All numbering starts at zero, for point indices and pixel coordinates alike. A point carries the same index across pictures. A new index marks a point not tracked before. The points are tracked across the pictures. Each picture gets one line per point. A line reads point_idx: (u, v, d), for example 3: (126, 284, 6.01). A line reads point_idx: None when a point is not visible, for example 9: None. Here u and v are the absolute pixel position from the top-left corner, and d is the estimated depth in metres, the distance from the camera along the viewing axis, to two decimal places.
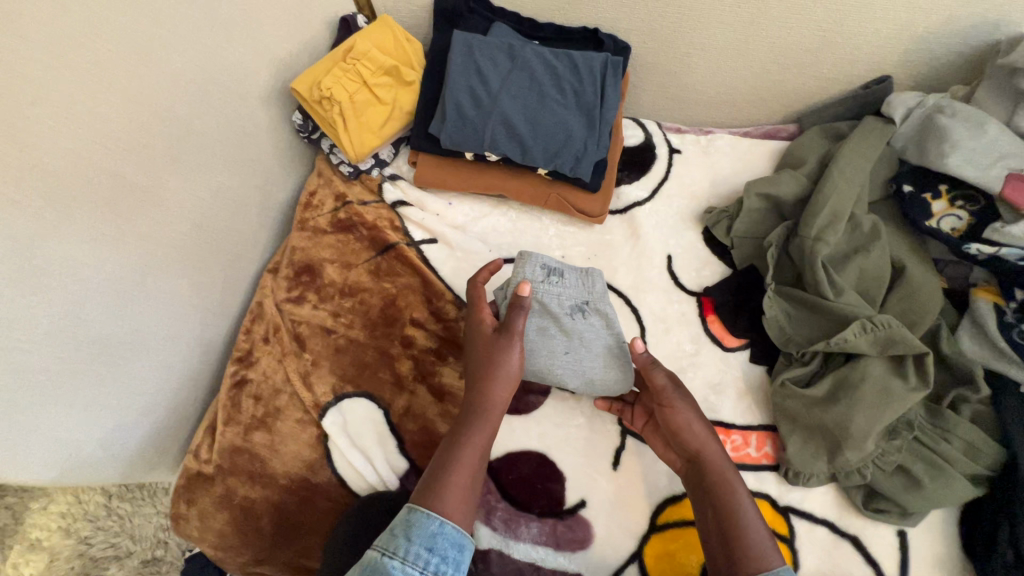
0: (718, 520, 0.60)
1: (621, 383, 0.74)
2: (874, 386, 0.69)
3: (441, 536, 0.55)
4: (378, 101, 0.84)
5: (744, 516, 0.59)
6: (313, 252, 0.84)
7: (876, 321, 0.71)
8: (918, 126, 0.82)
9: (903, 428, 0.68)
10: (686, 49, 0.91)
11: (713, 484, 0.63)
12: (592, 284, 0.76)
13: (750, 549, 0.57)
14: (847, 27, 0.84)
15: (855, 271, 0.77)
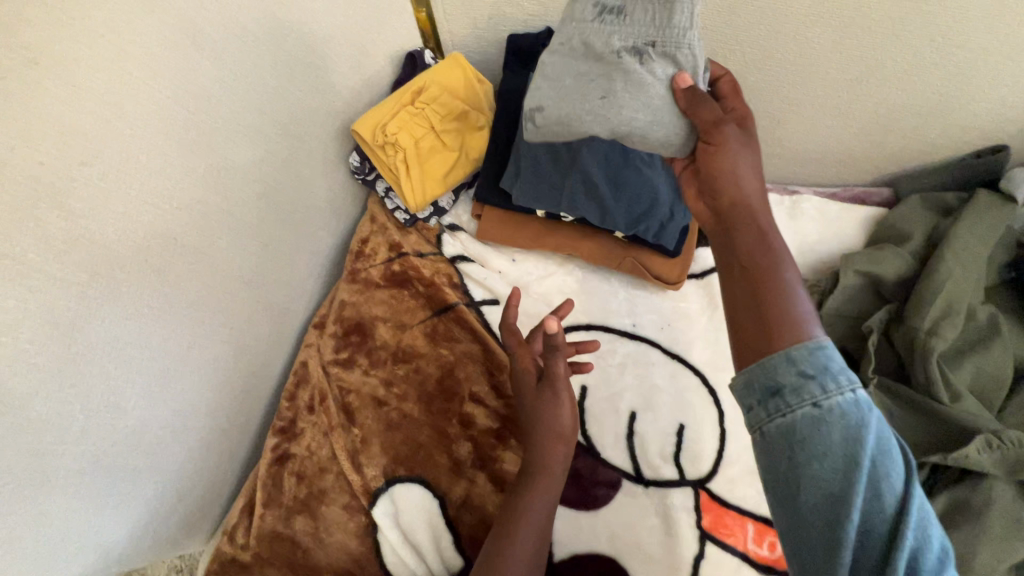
0: (742, 277, 0.43)
1: (664, 154, 0.53)
2: (1003, 515, 0.60)
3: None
4: (444, 147, 0.77)
5: (795, 308, 0.40)
6: (364, 309, 0.77)
7: (1003, 438, 0.62)
8: None
9: None
10: (779, 104, 0.83)
11: (751, 251, 0.44)
12: (667, 14, 0.51)
13: (786, 308, 0.39)
14: (967, 93, 0.75)
15: (971, 372, 0.69)
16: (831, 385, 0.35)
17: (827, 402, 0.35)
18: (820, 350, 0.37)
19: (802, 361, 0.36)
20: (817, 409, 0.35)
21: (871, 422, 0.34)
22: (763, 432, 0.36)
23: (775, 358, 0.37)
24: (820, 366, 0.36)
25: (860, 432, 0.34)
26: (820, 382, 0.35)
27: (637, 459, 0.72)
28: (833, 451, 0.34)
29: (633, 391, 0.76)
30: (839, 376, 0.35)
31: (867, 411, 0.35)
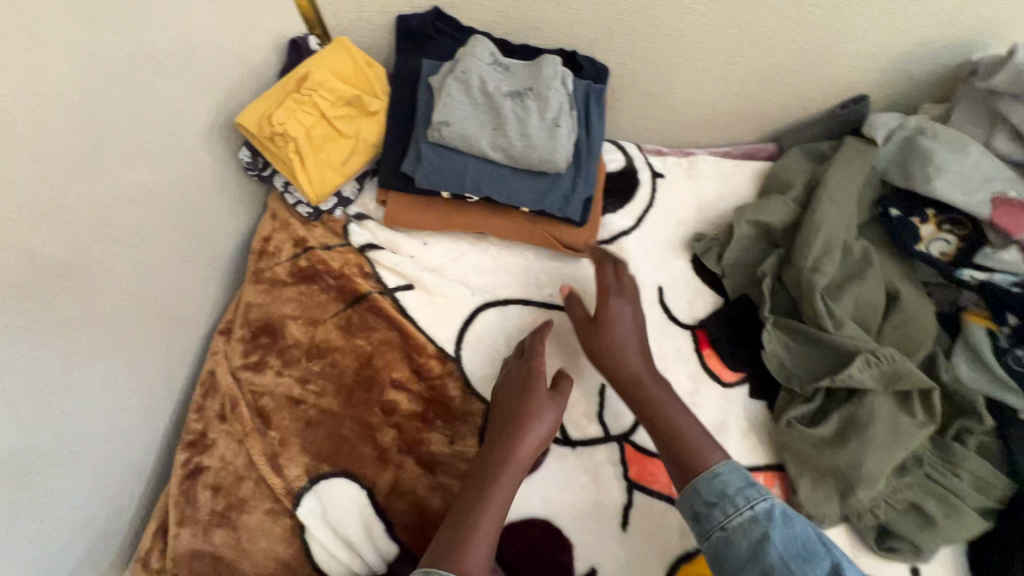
0: (669, 440, 0.64)
1: (540, 161, 0.71)
2: (884, 424, 0.67)
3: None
4: (338, 134, 0.75)
5: (685, 431, 0.63)
6: (273, 308, 0.74)
7: (880, 355, 0.69)
8: (901, 147, 0.81)
9: (912, 464, 0.67)
10: (667, 71, 0.87)
11: (639, 401, 0.67)
12: (540, 72, 0.72)
13: (689, 447, 0.62)
14: (827, 49, 0.82)
15: (851, 301, 0.75)
16: (729, 508, 0.57)
17: (730, 523, 0.56)
18: (717, 478, 0.59)
19: (705, 491, 0.59)
20: (725, 531, 0.56)
21: (771, 531, 0.54)
22: (709, 539, 0.57)
23: (688, 488, 0.60)
24: (718, 492, 0.58)
25: (761, 541, 0.54)
26: (720, 506, 0.57)
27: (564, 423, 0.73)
28: (746, 556, 0.54)
29: (555, 359, 0.78)
30: (734, 497, 0.57)
31: (766, 519, 0.55)
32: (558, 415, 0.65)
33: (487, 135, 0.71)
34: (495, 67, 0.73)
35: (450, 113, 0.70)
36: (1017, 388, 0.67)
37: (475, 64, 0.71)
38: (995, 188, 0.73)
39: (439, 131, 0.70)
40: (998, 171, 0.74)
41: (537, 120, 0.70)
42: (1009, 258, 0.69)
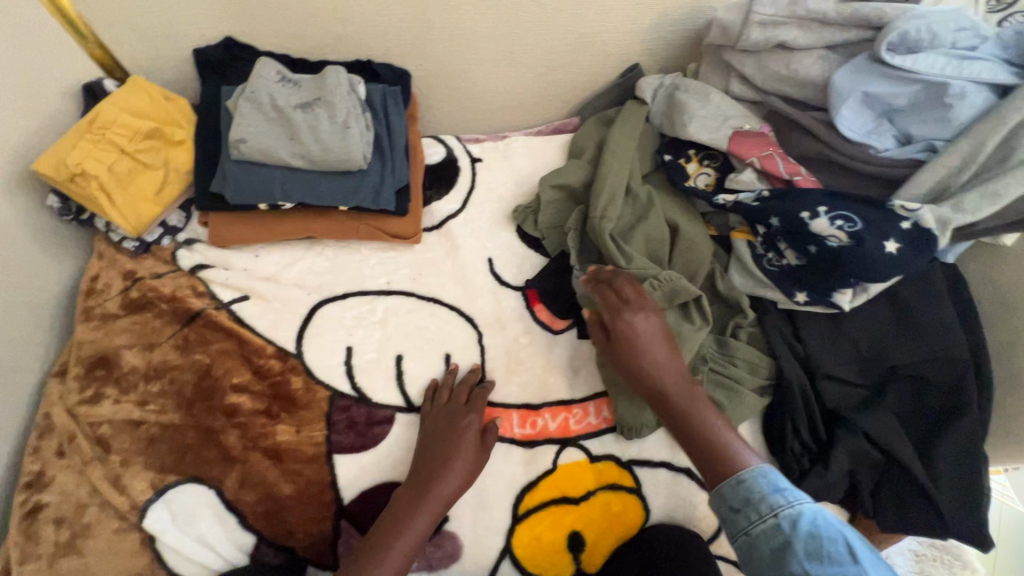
0: (702, 441, 0.66)
1: (339, 162, 0.78)
2: (669, 335, 0.78)
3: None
4: (145, 166, 0.79)
5: (721, 444, 0.65)
6: (105, 342, 0.76)
7: (661, 277, 0.80)
8: (665, 102, 0.94)
9: (699, 364, 0.78)
10: (463, 67, 0.97)
11: (681, 416, 0.69)
12: (326, 82, 0.80)
13: (723, 448, 0.65)
14: (591, 30, 0.95)
15: (640, 238, 0.86)
16: (754, 514, 0.57)
17: (755, 529, 0.56)
18: (743, 485, 0.60)
19: (730, 497, 0.60)
20: (750, 535, 0.56)
21: (792, 535, 0.53)
22: (737, 547, 0.58)
23: (716, 502, 0.61)
24: (742, 500, 0.59)
25: (778, 540, 0.54)
26: (745, 512, 0.58)
27: (408, 392, 0.80)
28: (765, 558, 0.54)
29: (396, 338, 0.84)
30: (758, 505, 0.57)
31: (789, 527, 0.54)
32: (473, 450, 0.72)
33: (285, 146, 0.77)
34: (283, 83, 0.80)
35: (245, 130, 0.76)
36: (770, 282, 0.80)
37: (261, 84, 0.78)
38: (732, 124, 0.86)
39: (237, 149, 0.76)
40: (733, 110, 0.87)
41: (327, 124, 0.78)
42: (746, 178, 0.82)
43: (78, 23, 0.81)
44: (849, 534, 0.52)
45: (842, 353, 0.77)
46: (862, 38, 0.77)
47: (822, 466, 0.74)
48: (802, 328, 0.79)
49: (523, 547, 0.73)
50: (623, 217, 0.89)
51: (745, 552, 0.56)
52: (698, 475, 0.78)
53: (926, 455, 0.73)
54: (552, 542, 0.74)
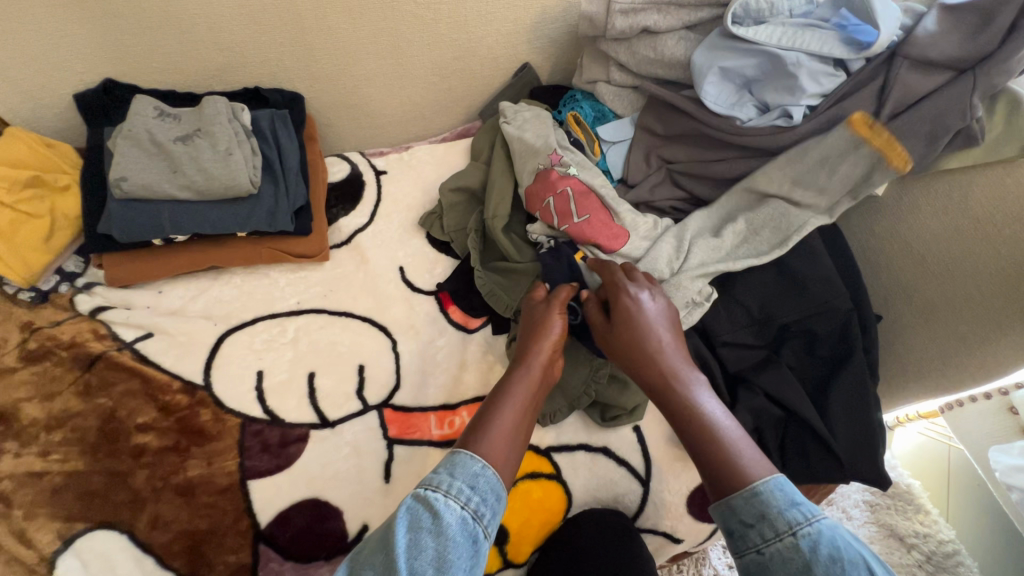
0: (702, 441, 0.60)
1: (226, 189, 0.79)
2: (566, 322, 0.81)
3: (485, 480, 0.55)
4: (28, 216, 0.79)
5: (724, 438, 0.59)
6: (3, 396, 0.75)
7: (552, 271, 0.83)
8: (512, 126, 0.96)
9: None
10: (354, 83, 0.98)
11: (677, 414, 0.63)
12: (205, 112, 0.81)
13: (724, 447, 0.58)
14: (473, 34, 0.97)
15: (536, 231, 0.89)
16: (767, 532, 0.51)
17: (768, 549, 0.51)
18: (755, 498, 0.53)
19: (742, 510, 0.54)
20: (761, 553, 0.51)
21: (812, 560, 0.48)
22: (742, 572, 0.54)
23: (734, 520, 0.54)
24: (756, 516, 0.52)
25: (789, 566, 0.49)
26: (759, 528, 0.52)
27: (321, 408, 0.80)
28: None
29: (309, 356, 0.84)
30: (775, 521, 0.51)
31: (809, 549, 0.49)
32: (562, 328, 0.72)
33: (168, 180, 0.78)
34: (162, 118, 0.80)
35: (124, 168, 0.76)
36: None
37: (139, 121, 0.78)
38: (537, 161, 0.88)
39: (120, 187, 0.76)
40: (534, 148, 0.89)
41: (210, 153, 0.79)
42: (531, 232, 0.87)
43: None
44: (868, 557, 0.48)
45: (735, 320, 0.79)
46: (714, 15, 0.82)
47: None
48: None
49: None
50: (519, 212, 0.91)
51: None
52: (616, 453, 0.79)
53: (822, 402, 0.76)
54: None
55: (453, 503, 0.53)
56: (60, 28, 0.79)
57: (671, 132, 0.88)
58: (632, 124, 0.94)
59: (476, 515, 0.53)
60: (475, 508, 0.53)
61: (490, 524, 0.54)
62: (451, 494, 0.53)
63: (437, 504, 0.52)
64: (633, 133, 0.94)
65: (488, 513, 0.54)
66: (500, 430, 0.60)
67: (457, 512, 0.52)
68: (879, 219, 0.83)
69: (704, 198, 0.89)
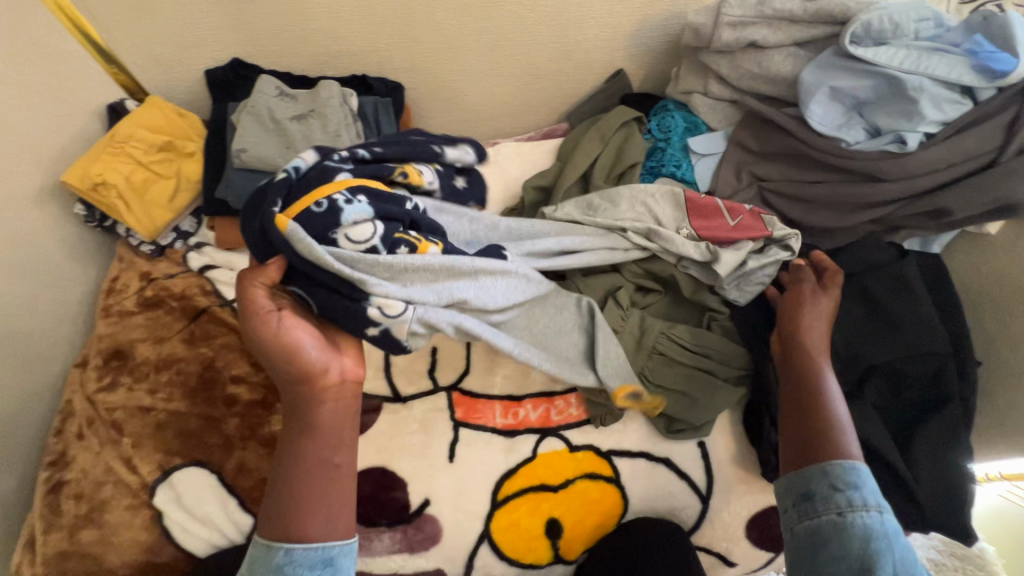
0: (800, 415, 0.64)
1: None
2: (633, 330, 0.81)
3: (306, 558, 0.54)
4: (158, 176, 0.87)
5: (832, 418, 0.62)
6: (121, 336, 0.83)
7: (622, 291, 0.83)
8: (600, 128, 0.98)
9: (669, 357, 0.79)
10: (451, 77, 1.02)
11: (801, 377, 0.66)
12: (319, 94, 0.87)
13: (828, 424, 0.61)
14: (572, 37, 0.98)
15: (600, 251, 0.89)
16: (855, 500, 0.55)
17: (850, 515, 0.54)
18: (853, 471, 0.57)
19: (834, 477, 0.57)
20: (840, 516, 0.55)
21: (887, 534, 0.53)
22: (794, 533, 0.57)
23: (814, 472, 0.58)
24: (849, 483, 0.56)
25: (870, 537, 0.53)
26: (846, 494, 0.56)
27: (394, 382, 0.84)
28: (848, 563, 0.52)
29: None
30: (866, 495, 0.55)
31: (884, 526, 0.54)
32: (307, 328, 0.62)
33: (280, 154, 0.84)
34: (281, 97, 0.87)
35: (245, 141, 0.83)
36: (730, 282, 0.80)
37: (261, 99, 0.85)
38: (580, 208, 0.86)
39: (239, 158, 0.83)
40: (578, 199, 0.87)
41: (321, 132, 0.84)
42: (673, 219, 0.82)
43: (103, 48, 0.90)
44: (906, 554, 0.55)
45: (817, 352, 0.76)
46: (829, 33, 0.80)
47: None
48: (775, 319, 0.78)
49: (500, 532, 0.75)
50: None
51: (824, 536, 0.54)
52: (678, 465, 0.79)
53: (906, 443, 0.72)
54: (530, 529, 0.76)
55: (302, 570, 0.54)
56: (203, 10, 0.88)
57: (765, 149, 0.88)
58: (725, 138, 0.94)
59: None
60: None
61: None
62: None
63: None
64: (724, 147, 0.93)
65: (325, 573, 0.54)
66: (313, 490, 0.57)
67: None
68: (989, 259, 0.79)
69: (795, 219, 0.85)
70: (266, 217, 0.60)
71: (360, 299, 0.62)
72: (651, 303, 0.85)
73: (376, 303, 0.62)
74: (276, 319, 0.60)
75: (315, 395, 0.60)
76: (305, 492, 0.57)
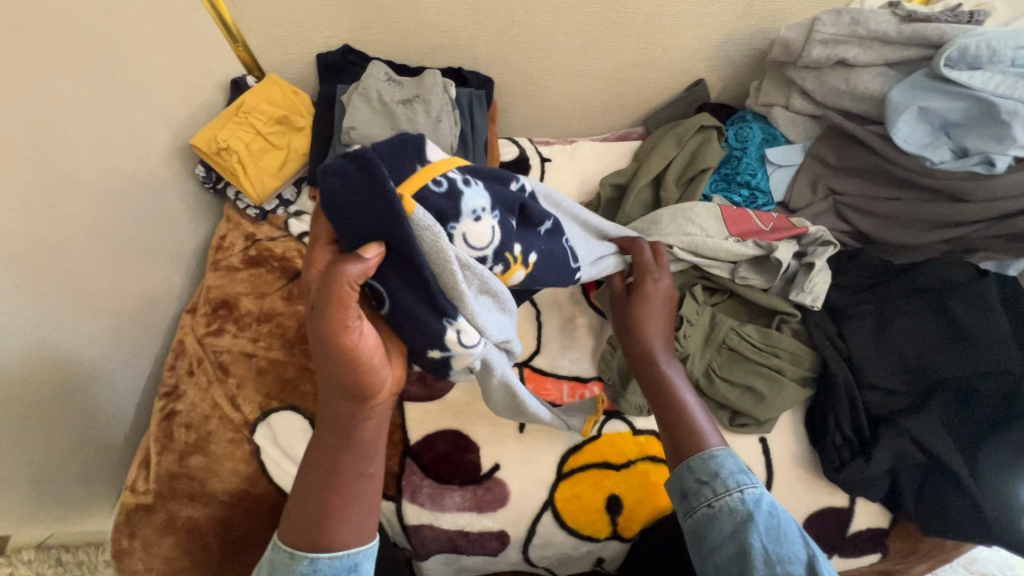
0: (664, 409, 0.65)
1: None
2: (704, 327, 0.86)
3: (324, 566, 0.51)
4: (272, 146, 0.96)
5: (688, 416, 0.63)
6: (228, 288, 0.91)
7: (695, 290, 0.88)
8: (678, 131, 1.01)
9: (738, 355, 0.84)
10: (540, 75, 1.08)
11: (660, 396, 0.66)
12: (423, 82, 0.94)
13: (683, 425, 0.62)
14: (660, 45, 1.03)
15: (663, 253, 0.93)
16: (717, 488, 0.54)
17: (715, 504, 0.54)
18: (712, 460, 0.57)
19: (698, 470, 0.57)
20: (711, 508, 0.54)
21: (754, 512, 0.52)
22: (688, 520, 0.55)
23: (682, 468, 0.58)
24: (711, 472, 0.56)
25: (738, 520, 0.52)
26: (710, 485, 0.55)
27: None
28: (724, 534, 0.52)
29: None
30: (723, 480, 0.55)
31: (752, 505, 0.52)
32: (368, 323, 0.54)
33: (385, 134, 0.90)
34: (389, 83, 0.94)
35: (355, 120, 0.90)
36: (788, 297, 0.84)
37: (372, 83, 0.93)
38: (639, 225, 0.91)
39: (347, 134, 0.90)
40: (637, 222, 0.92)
41: (424, 117, 0.91)
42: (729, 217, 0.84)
43: (231, 28, 0.99)
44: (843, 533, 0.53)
45: (887, 362, 0.79)
46: (923, 55, 0.82)
47: (863, 459, 0.75)
48: (844, 326, 0.82)
49: (564, 502, 0.80)
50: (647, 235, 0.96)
51: (704, 534, 0.53)
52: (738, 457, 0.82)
53: (972, 457, 0.74)
54: (591, 502, 0.80)
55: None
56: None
57: (844, 163, 0.91)
58: (802, 150, 0.97)
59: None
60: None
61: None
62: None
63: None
64: (802, 160, 0.96)
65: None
66: (341, 491, 0.53)
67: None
68: None
69: (868, 233, 0.88)
70: (394, 195, 0.48)
71: (442, 314, 0.56)
72: (717, 304, 0.90)
73: (456, 329, 0.57)
74: (350, 325, 0.50)
75: (353, 404, 0.54)
76: (332, 491, 0.53)
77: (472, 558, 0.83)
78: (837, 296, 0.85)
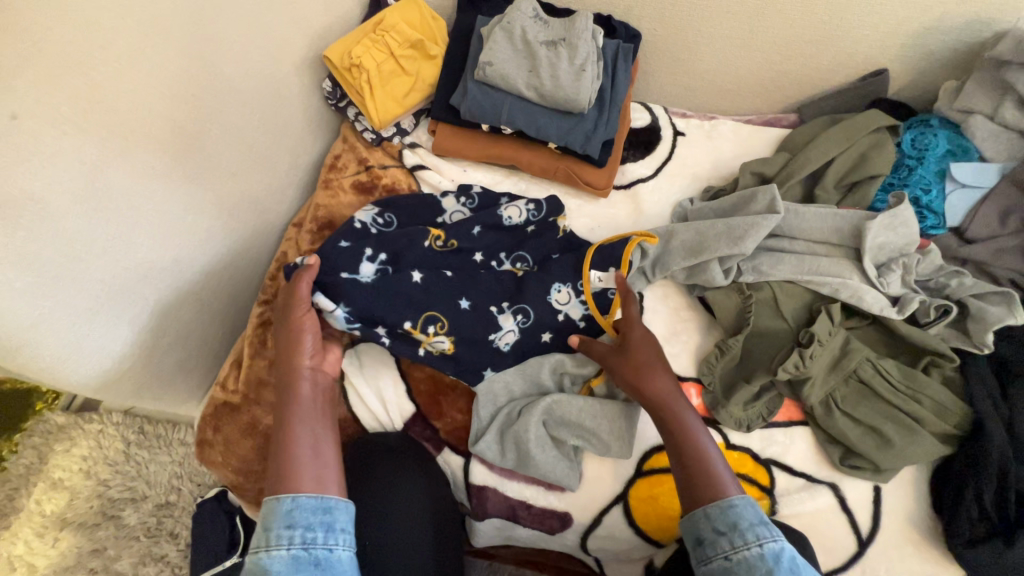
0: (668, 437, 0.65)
1: (564, 100, 0.84)
2: (833, 351, 0.76)
3: (300, 508, 0.58)
4: (402, 72, 0.92)
5: (694, 457, 0.63)
6: (335, 209, 0.89)
7: (833, 312, 0.76)
8: (843, 126, 0.88)
9: (867, 393, 0.74)
10: (692, 39, 0.97)
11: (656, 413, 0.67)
12: (573, 25, 0.86)
13: (686, 448, 0.64)
14: (847, 21, 0.88)
15: (791, 264, 0.81)
16: (735, 538, 0.55)
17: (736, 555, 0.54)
18: (731, 509, 0.57)
19: (716, 519, 0.57)
20: (728, 559, 0.55)
21: (774, 567, 0.52)
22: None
23: (699, 515, 0.59)
24: (730, 522, 0.56)
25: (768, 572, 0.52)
26: (728, 536, 0.56)
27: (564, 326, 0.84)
28: None
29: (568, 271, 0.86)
30: (744, 531, 0.55)
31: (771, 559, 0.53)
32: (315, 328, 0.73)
33: (523, 76, 0.85)
34: (535, 21, 0.88)
35: (493, 55, 0.85)
36: (970, 344, 0.72)
37: (519, 17, 0.87)
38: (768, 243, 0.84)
39: (483, 70, 0.86)
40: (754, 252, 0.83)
41: (566, 63, 0.84)
42: (903, 246, 0.78)
43: None
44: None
45: None
46: None
47: (1001, 542, 0.65)
48: (1011, 387, 0.70)
49: (638, 500, 0.74)
50: (783, 241, 0.83)
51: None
52: (843, 498, 0.73)
53: None
54: (668, 508, 0.73)
55: (274, 551, 0.54)
56: None
57: None
58: (998, 173, 0.83)
59: (310, 542, 0.56)
60: (305, 537, 0.56)
61: (334, 539, 0.57)
62: (274, 543, 0.55)
63: (262, 560, 0.54)
64: (993, 184, 0.82)
65: (321, 530, 0.57)
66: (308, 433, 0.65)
67: (285, 551, 0.55)
68: None
69: None
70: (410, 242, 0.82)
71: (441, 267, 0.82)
72: (853, 329, 0.80)
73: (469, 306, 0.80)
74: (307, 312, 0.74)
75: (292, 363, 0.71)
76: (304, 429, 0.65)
77: (527, 531, 0.80)
78: (1010, 349, 0.73)
